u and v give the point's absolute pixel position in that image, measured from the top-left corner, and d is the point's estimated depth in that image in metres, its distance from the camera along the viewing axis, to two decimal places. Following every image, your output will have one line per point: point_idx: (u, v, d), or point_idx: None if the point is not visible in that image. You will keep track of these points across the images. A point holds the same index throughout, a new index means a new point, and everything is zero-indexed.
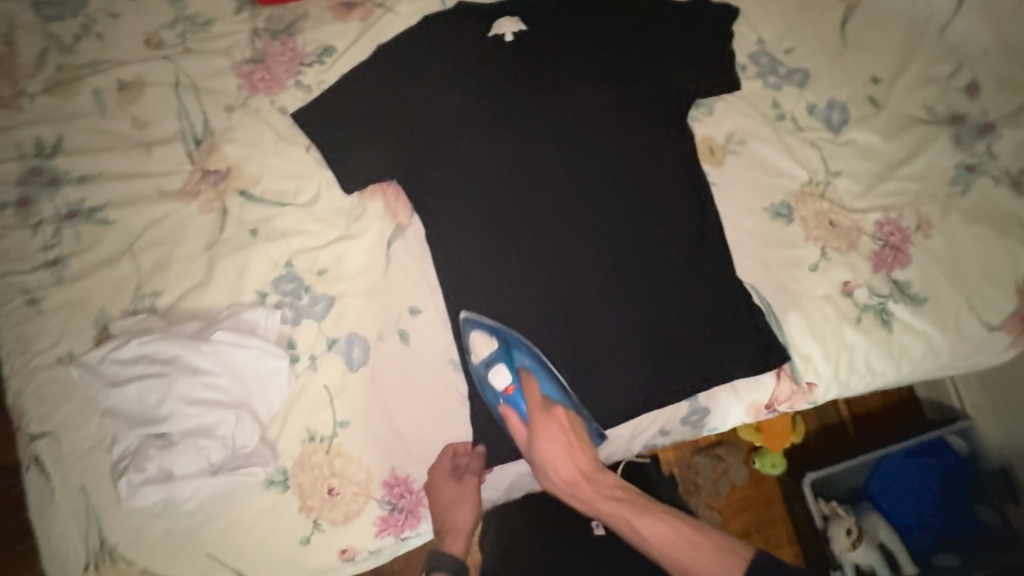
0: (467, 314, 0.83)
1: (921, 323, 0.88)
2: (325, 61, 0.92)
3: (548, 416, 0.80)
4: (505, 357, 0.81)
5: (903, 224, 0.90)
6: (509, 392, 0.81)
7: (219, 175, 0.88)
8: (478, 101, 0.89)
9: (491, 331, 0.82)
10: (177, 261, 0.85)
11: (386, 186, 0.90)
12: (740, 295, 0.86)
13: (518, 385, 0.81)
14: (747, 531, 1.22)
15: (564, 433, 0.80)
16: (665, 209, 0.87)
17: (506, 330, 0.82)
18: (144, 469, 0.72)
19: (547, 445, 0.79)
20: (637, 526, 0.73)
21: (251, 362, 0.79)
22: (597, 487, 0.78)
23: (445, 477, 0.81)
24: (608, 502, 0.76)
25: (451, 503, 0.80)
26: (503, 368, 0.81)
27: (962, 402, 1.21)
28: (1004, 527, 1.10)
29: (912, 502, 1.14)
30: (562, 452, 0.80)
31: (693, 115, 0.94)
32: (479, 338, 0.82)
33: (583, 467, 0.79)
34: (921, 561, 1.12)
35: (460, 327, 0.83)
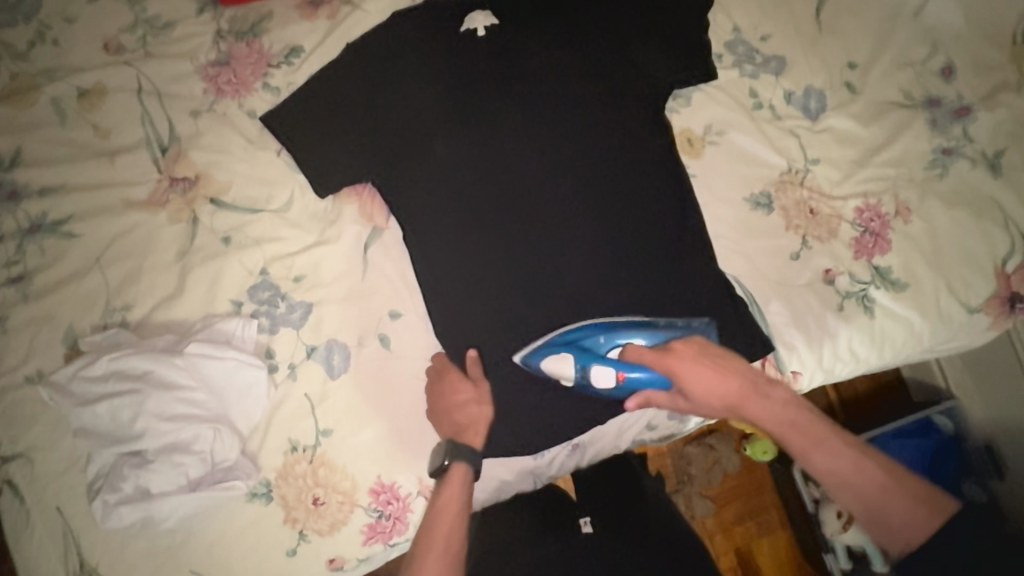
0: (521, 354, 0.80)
1: (902, 308, 0.88)
2: (293, 62, 0.90)
3: (672, 355, 0.74)
4: (586, 355, 0.78)
5: (882, 210, 0.90)
6: (622, 376, 0.76)
7: (188, 183, 0.86)
8: (454, 99, 0.87)
9: (550, 348, 0.79)
10: (147, 273, 0.83)
11: (361, 189, 0.88)
12: (724, 287, 0.85)
13: (625, 363, 0.76)
14: (740, 518, 1.23)
15: (703, 362, 0.73)
16: (646, 203, 0.86)
17: (561, 333, 0.81)
18: (119, 489, 0.71)
19: (694, 384, 0.72)
20: (825, 457, 0.66)
21: (227, 374, 0.77)
22: (769, 406, 0.70)
23: (459, 376, 0.80)
24: (786, 419, 0.69)
25: (468, 401, 0.79)
26: (598, 366, 0.77)
27: (947, 381, 1.23)
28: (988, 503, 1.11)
29: None
30: (714, 380, 0.72)
31: (671, 106, 0.93)
32: (550, 362, 0.78)
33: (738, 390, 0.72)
34: None
35: (528, 363, 0.81)
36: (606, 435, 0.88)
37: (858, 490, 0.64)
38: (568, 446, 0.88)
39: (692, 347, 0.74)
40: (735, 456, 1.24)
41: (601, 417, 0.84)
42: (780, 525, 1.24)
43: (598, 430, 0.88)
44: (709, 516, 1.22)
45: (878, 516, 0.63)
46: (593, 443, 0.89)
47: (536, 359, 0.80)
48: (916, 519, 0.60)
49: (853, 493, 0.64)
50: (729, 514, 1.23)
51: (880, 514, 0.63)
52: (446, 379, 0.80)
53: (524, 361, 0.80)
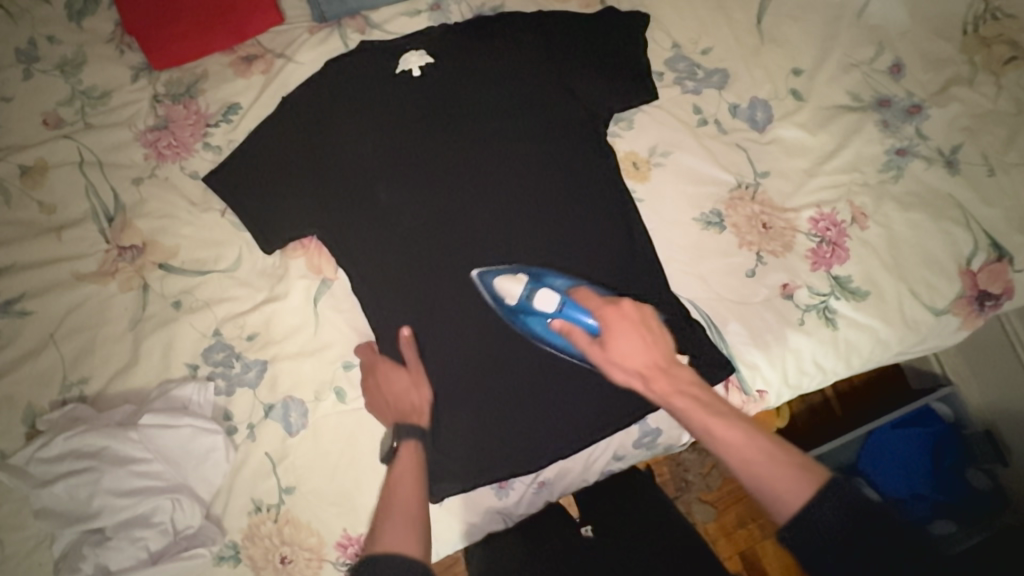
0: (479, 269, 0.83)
1: (865, 317, 0.86)
2: (231, 120, 0.90)
3: (614, 307, 0.73)
4: (537, 285, 0.78)
5: (838, 218, 0.88)
6: (561, 308, 0.75)
7: (136, 251, 0.86)
8: (393, 142, 0.86)
9: (512, 270, 0.81)
10: (102, 344, 0.83)
11: (307, 242, 0.88)
12: (678, 311, 0.84)
13: (568, 297, 0.76)
14: (741, 521, 1.21)
15: (642, 329, 0.72)
16: (593, 231, 0.85)
17: (534, 270, 0.82)
18: (78, 569, 0.71)
19: (620, 340, 0.70)
20: (713, 429, 0.64)
21: (183, 442, 0.77)
22: (676, 381, 0.69)
23: (393, 365, 0.81)
24: (682, 397, 0.68)
25: (406, 388, 0.80)
26: (546, 289, 0.76)
27: (942, 366, 1.21)
28: (994, 490, 1.10)
29: (905, 473, 1.12)
30: (639, 342, 0.70)
31: (614, 131, 0.92)
32: (502, 280, 0.79)
33: (657, 361, 0.70)
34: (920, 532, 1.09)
35: (480, 280, 0.82)
36: (572, 470, 0.88)
37: (749, 459, 0.61)
38: (535, 483, 0.87)
39: (639, 306, 0.74)
40: None
41: (563, 452, 0.84)
42: None
43: (564, 466, 0.87)
44: (711, 522, 1.20)
45: (761, 479, 0.60)
46: (561, 479, 0.88)
47: (492, 277, 0.81)
48: (798, 478, 0.59)
49: (744, 464, 0.61)
50: (731, 517, 1.21)
51: (764, 480, 0.60)
52: (380, 370, 0.81)
53: (479, 275, 0.82)
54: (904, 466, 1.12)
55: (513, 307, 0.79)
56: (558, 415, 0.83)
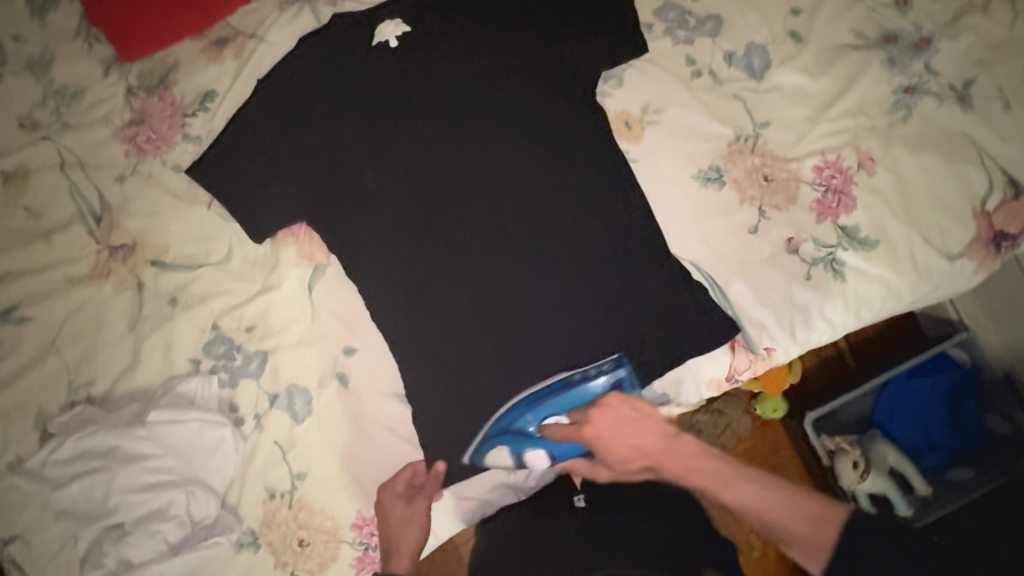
0: (469, 456, 0.81)
1: (875, 267, 0.83)
2: (208, 108, 0.88)
3: (589, 426, 0.79)
4: (513, 441, 0.81)
5: (844, 165, 0.84)
6: (549, 446, 0.82)
7: (127, 250, 0.85)
8: (375, 119, 0.83)
9: (490, 440, 0.81)
10: (103, 346, 0.83)
11: (297, 229, 0.86)
12: (678, 275, 0.82)
13: (551, 440, 0.81)
14: None
15: (618, 431, 0.79)
16: (586, 197, 0.82)
17: (491, 421, 0.80)
18: (102, 564, 0.73)
19: (610, 457, 0.79)
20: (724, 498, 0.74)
21: (192, 437, 0.78)
22: (677, 460, 0.78)
23: (394, 496, 0.80)
24: (686, 472, 0.78)
25: (399, 523, 0.79)
26: (530, 448, 0.81)
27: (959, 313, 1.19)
28: (1013, 435, 1.09)
29: (920, 423, 1.14)
30: (624, 449, 0.79)
31: (603, 90, 0.87)
32: (493, 456, 0.81)
33: (641, 454, 0.79)
34: (935, 477, 1.12)
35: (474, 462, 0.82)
36: None
37: (762, 517, 0.71)
38: None
39: (605, 417, 0.79)
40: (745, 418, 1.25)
41: None
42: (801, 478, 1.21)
43: None
44: None
45: (784, 534, 0.69)
46: None
47: (479, 453, 0.81)
48: (817, 530, 0.67)
49: (768, 522, 0.71)
50: None
51: (786, 531, 0.69)
52: (383, 499, 0.80)
53: (474, 461, 0.81)
54: (919, 415, 1.14)
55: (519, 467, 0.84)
56: None
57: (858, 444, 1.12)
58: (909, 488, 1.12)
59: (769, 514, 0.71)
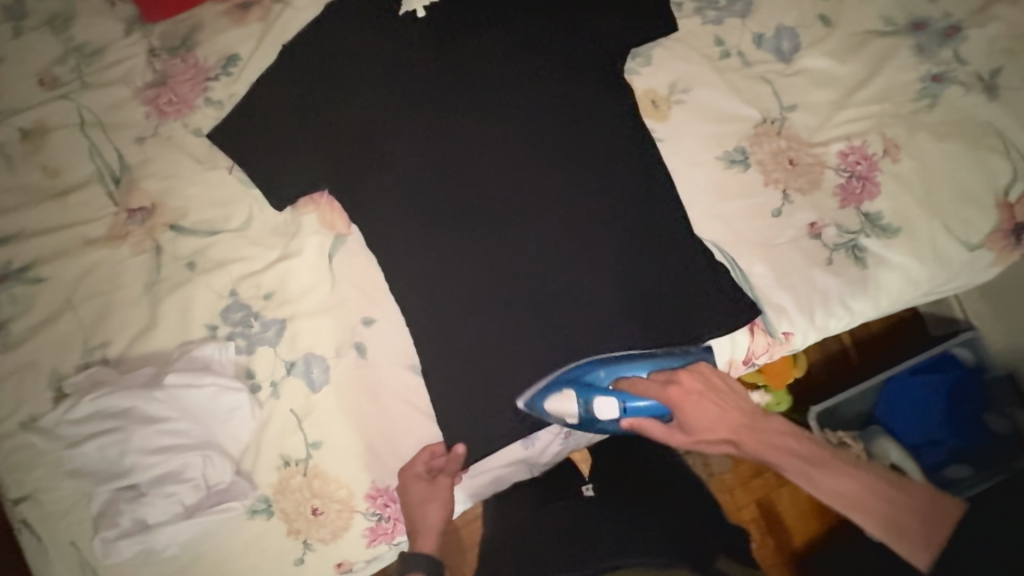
0: (524, 400, 0.80)
1: (895, 254, 0.83)
2: (231, 72, 0.87)
3: (676, 386, 0.79)
4: (586, 391, 0.80)
5: (869, 151, 0.84)
6: (623, 405, 0.80)
7: (145, 213, 0.84)
8: (400, 89, 0.83)
9: (553, 386, 0.80)
10: (119, 308, 0.83)
11: (318, 197, 0.85)
12: (701, 255, 0.82)
13: (625, 393, 0.80)
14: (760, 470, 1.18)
15: (706, 398, 0.79)
16: (611, 174, 0.82)
17: (563, 368, 0.80)
18: (117, 524, 0.73)
19: (695, 420, 0.78)
20: (820, 483, 0.74)
21: (208, 400, 0.78)
22: (764, 436, 0.77)
23: (414, 477, 0.80)
24: (778, 451, 0.76)
25: (422, 502, 0.79)
26: (601, 397, 0.80)
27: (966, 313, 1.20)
28: (1012, 434, 1.08)
29: (919, 421, 1.15)
30: (711, 414, 0.78)
31: (630, 67, 0.87)
32: (553, 403, 0.79)
33: (733, 425, 0.78)
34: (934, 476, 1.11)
35: (527, 410, 0.81)
36: None
37: (862, 500, 0.72)
38: (561, 434, 0.88)
39: (688, 382, 0.79)
40: None
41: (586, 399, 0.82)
42: None
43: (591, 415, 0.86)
44: (727, 472, 1.17)
45: (889, 521, 0.70)
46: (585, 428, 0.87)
47: (539, 399, 0.80)
48: (925, 518, 0.69)
49: (862, 506, 0.72)
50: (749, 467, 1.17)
51: (892, 518, 0.71)
52: (404, 480, 0.80)
53: (528, 406, 0.80)
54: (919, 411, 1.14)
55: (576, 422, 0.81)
56: None
57: (860, 438, 1.12)
58: None
59: (871, 501, 0.71)
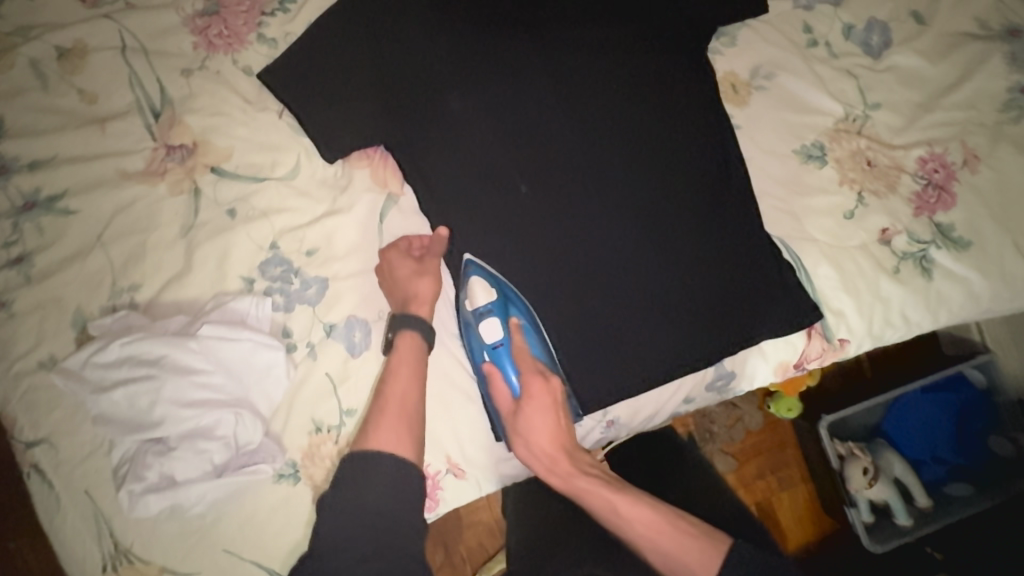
0: (471, 256, 0.78)
1: (963, 268, 0.81)
2: (290, 9, 0.81)
3: (541, 379, 0.76)
4: (500, 308, 0.77)
5: (948, 159, 0.81)
6: (496, 348, 0.78)
7: (186, 151, 0.79)
8: (471, 43, 0.77)
9: (495, 280, 0.78)
10: (153, 250, 0.78)
11: (373, 152, 0.81)
12: (767, 251, 0.79)
13: (507, 342, 0.78)
14: (761, 472, 1.29)
15: (553, 408, 0.76)
16: (682, 157, 0.79)
17: (508, 282, 0.78)
18: (143, 477, 0.69)
19: (531, 413, 0.75)
20: (617, 507, 0.70)
21: (245, 355, 0.74)
22: (575, 465, 0.74)
23: (400, 376, 0.72)
24: (586, 478, 0.73)
25: (397, 411, 0.69)
26: (495, 322, 0.77)
27: (983, 336, 1.24)
28: (1015, 457, 1.16)
29: (925, 438, 1.20)
30: (547, 424, 0.75)
31: (714, 47, 0.82)
32: (479, 283, 0.77)
33: (563, 442, 0.76)
34: (934, 491, 1.20)
35: (462, 268, 0.79)
36: (644, 409, 0.83)
37: (656, 535, 0.67)
38: (604, 423, 0.83)
39: (552, 387, 0.76)
40: (758, 413, 1.29)
41: (635, 389, 0.79)
42: (801, 479, 1.30)
43: (637, 403, 0.83)
44: (730, 472, 1.28)
45: (674, 559, 0.65)
46: (628, 416, 0.83)
47: (475, 270, 0.78)
48: (708, 551, 0.64)
49: (649, 538, 0.67)
50: (751, 469, 1.28)
51: (677, 555, 0.65)
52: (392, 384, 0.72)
53: (467, 262, 0.78)
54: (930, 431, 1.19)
55: (462, 313, 0.79)
56: (633, 353, 0.78)
57: (868, 451, 1.17)
58: (908, 497, 1.19)
59: (663, 543, 0.66)
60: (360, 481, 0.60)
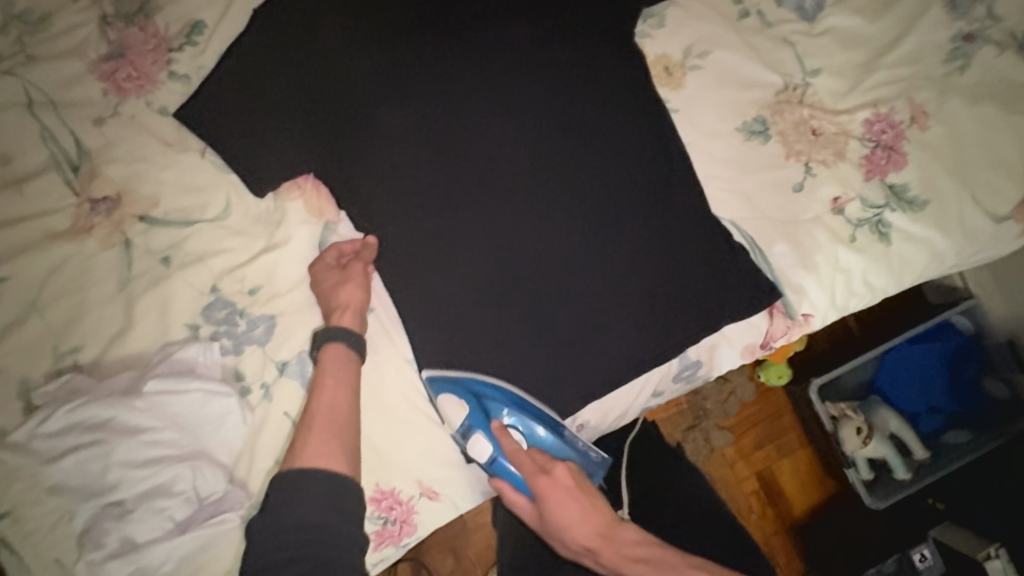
0: (429, 373, 0.76)
1: (921, 229, 0.79)
2: (198, 41, 0.78)
3: (545, 474, 0.69)
4: (478, 416, 0.75)
5: (896, 119, 0.79)
6: (494, 460, 0.74)
7: (111, 203, 0.76)
8: (392, 56, 0.74)
9: (460, 390, 0.75)
10: (91, 308, 0.75)
11: (303, 181, 0.78)
12: (717, 235, 0.77)
13: (500, 448, 0.73)
14: (759, 443, 1.28)
15: (570, 493, 0.68)
16: (622, 149, 0.76)
17: (470, 378, 0.75)
18: (103, 544, 0.67)
19: (553, 511, 0.67)
20: None
21: (196, 407, 0.72)
22: (619, 549, 0.65)
23: (329, 385, 0.71)
24: (634, 565, 0.63)
25: (324, 425, 0.67)
26: (479, 435, 0.74)
27: (966, 282, 1.23)
28: (1011, 399, 1.15)
29: (920, 389, 1.18)
30: (572, 515, 0.66)
31: (642, 30, 0.79)
32: (446, 402, 0.75)
33: (598, 529, 0.66)
34: (933, 442, 1.18)
35: (426, 387, 0.77)
36: (615, 408, 0.82)
37: None
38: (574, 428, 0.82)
39: (558, 474, 0.69)
40: (749, 384, 1.29)
41: (598, 390, 0.77)
42: (800, 444, 1.30)
43: (609, 401, 0.81)
44: (728, 445, 1.27)
45: None
46: (601, 412, 0.82)
47: (438, 386, 0.75)
48: None
49: None
50: (747, 440, 1.28)
51: None
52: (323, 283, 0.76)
53: (427, 380, 0.76)
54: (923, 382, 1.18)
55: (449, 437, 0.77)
56: (592, 355, 0.77)
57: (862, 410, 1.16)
58: (907, 451, 1.18)
59: None
60: (292, 499, 0.59)
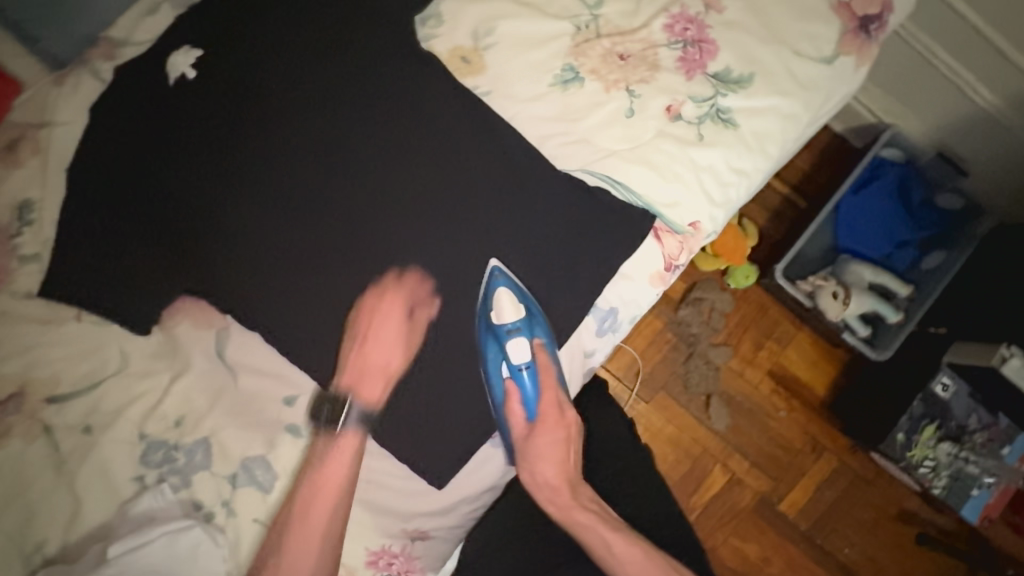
0: (498, 264, 0.78)
1: (760, 101, 0.80)
2: (32, 218, 0.80)
3: (558, 416, 0.87)
4: (526, 327, 0.80)
5: (691, 13, 0.80)
6: (523, 370, 0.83)
7: (14, 399, 0.77)
8: (208, 155, 0.76)
9: (523, 299, 0.79)
10: (34, 504, 0.75)
11: (181, 303, 0.80)
12: (573, 188, 0.78)
13: (535, 361, 0.83)
14: (758, 344, 1.27)
15: (563, 442, 0.87)
16: (451, 147, 0.77)
17: (535, 300, 0.80)
18: None
19: (546, 439, 0.85)
20: (614, 548, 0.83)
21: (167, 551, 0.73)
22: (579, 496, 0.86)
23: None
24: (585, 514, 0.85)
25: None
26: (527, 348, 0.82)
27: (876, 115, 1.22)
28: (965, 206, 1.17)
29: (882, 231, 1.19)
30: (558, 453, 0.86)
31: (425, 35, 0.82)
32: (509, 298, 0.78)
33: (569, 477, 0.87)
34: (913, 274, 1.19)
35: (489, 276, 0.78)
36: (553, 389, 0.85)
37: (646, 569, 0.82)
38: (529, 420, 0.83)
39: (564, 423, 0.87)
40: (725, 294, 1.27)
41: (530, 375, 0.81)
42: (796, 329, 1.28)
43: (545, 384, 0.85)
44: (730, 359, 1.26)
45: None
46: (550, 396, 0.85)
47: (502, 281, 0.78)
48: None
49: None
50: (747, 346, 1.27)
51: None
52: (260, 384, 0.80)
53: (495, 269, 0.78)
54: (882, 222, 1.19)
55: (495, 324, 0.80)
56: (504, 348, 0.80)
57: (835, 274, 1.16)
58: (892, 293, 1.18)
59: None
60: None
